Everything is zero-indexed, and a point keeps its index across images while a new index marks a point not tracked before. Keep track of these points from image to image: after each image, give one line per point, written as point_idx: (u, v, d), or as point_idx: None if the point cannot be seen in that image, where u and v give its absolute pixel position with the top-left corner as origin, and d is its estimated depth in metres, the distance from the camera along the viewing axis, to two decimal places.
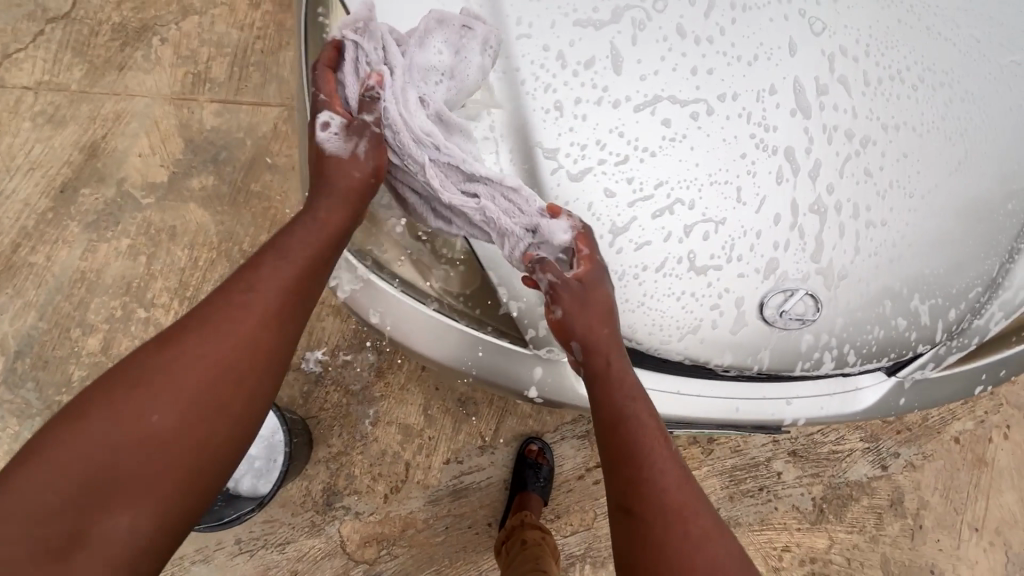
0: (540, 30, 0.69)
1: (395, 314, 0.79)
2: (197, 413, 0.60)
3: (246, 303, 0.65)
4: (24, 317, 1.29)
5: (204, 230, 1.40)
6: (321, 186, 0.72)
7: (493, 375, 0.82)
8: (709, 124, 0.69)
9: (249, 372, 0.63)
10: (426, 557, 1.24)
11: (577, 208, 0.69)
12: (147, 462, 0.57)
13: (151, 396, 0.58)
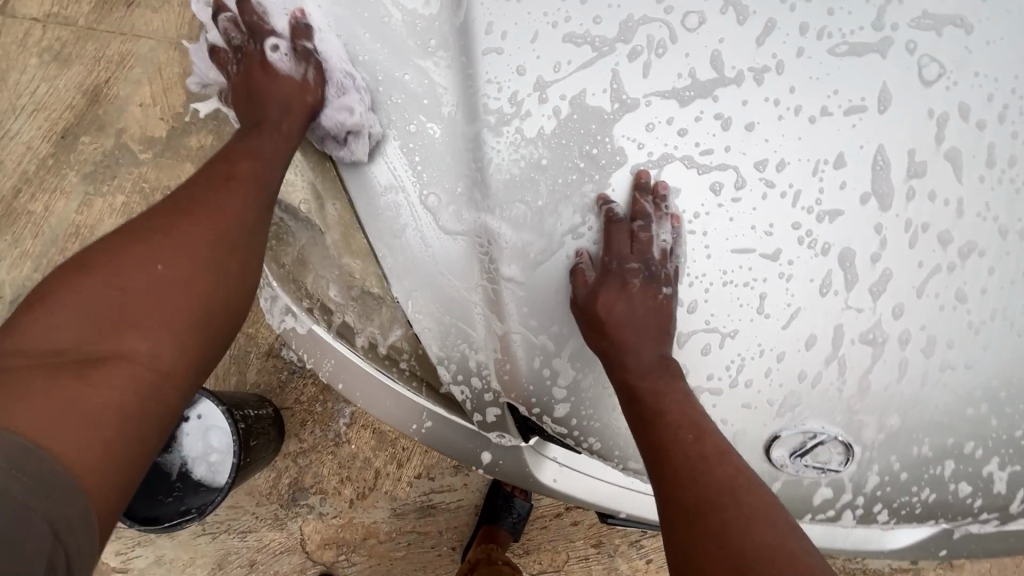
0: (514, 43, 0.49)
1: (335, 364, 0.69)
2: (204, 266, 0.58)
3: (224, 183, 0.64)
4: (21, 267, 1.28)
5: None
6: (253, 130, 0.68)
7: (443, 444, 0.70)
8: (735, 202, 0.49)
9: (249, 237, 0.62)
10: (384, 568, 1.20)
11: (541, 295, 0.54)
12: (165, 305, 0.55)
13: (156, 252, 0.56)
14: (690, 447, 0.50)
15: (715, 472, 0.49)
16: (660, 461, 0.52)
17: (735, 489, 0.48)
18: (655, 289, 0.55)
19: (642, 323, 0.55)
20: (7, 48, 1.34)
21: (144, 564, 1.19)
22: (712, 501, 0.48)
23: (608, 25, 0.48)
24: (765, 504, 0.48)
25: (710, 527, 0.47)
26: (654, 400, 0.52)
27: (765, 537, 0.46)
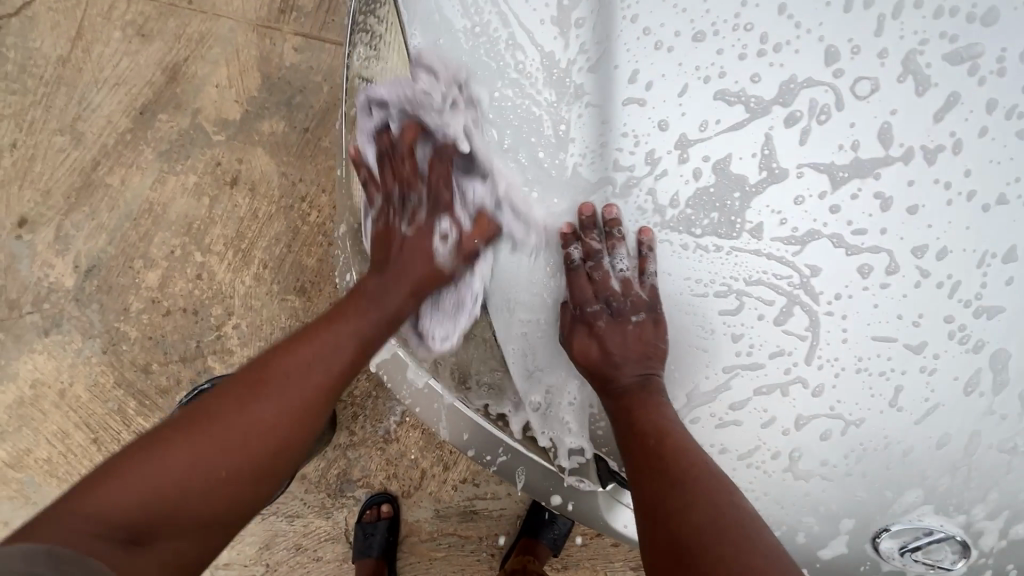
0: (661, 97, 0.47)
1: (424, 386, 0.71)
2: (269, 438, 0.64)
3: (337, 328, 0.69)
4: (96, 239, 1.32)
5: (268, 180, 1.32)
6: (378, 273, 0.69)
7: (518, 476, 0.70)
8: (885, 287, 0.46)
9: (318, 426, 0.68)
10: (424, 566, 1.23)
11: None
12: (238, 477, 0.62)
13: (255, 410, 0.63)
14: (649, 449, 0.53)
15: (670, 468, 0.52)
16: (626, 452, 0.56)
17: (682, 482, 0.51)
18: (626, 320, 0.60)
19: (620, 349, 0.60)
20: (92, 19, 1.36)
21: None
22: (664, 492, 0.53)
23: (765, 84, 0.46)
24: (719, 488, 0.50)
25: (658, 513, 0.53)
26: (624, 413, 0.57)
27: (698, 520, 0.50)
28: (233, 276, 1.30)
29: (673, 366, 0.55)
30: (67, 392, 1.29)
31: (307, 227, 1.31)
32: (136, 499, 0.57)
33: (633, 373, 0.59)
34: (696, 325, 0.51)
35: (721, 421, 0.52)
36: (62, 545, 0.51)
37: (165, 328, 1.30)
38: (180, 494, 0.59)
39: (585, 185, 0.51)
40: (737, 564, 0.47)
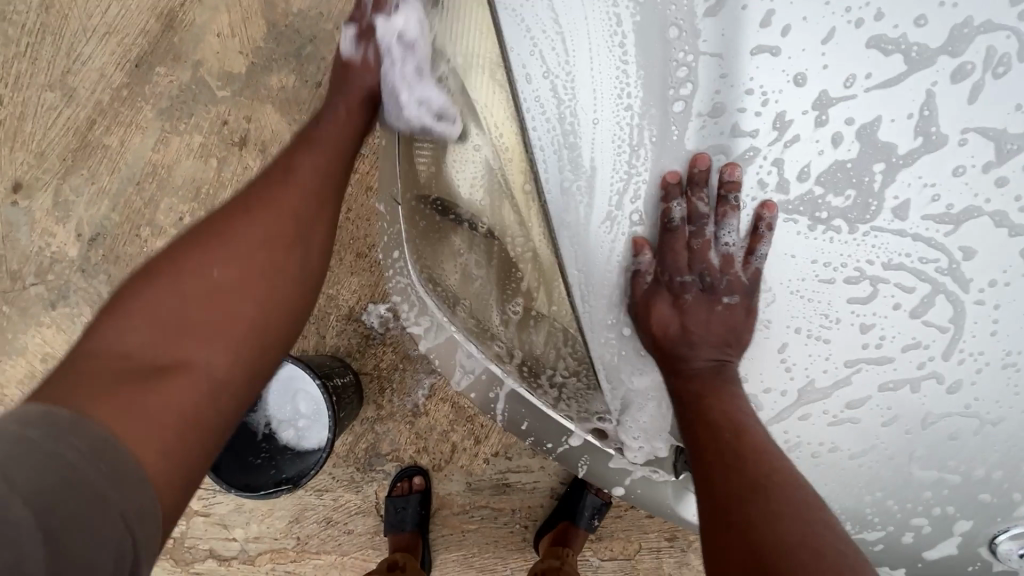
0: (812, 49, 0.49)
1: (481, 377, 0.68)
2: (258, 258, 0.61)
3: (281, 180, 0.68)
4: (98, 205, 1.24)
5: (279, 140, 1.23)
6: (306, 145, 0.73)
7: (581, 467, 0.67)
8: (985, 270, 0.52)
9: (309, 243, 0.66)
10: (457, 538, 1.21)
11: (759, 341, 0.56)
12: (232, 309, 0.58)
13: (224, 246, 0.61)
14: (728, 443, 0.54)
15: (749, 468, 0.53)
16: (698, 454, 0.57)
17: (764, 485, 0.51)
18: (718, 300, 0.59)
19: (703, 327, 0.60)
20: None
21: (224, 511, 1.21)
22: (742, 495, 0.52)
23: (899, 55, 0.49)
24: (804, 503, 0.50)
25: (733, 520, 0.51)
26: (695, 399, 0.58)
27: (783, 529, 0.48)
28: None
29: (753, 356, 0.57)
30: None
31: None
32: (125, 355, 0.53)
33: (711, 355, 0.59)
34: (817, 313, 0.53)
35: (836, 415, 0.55)
36: (61, 407, 0.47)
37: None
38: (168, 340, 0.55)
39: (715, 168, 0.53)
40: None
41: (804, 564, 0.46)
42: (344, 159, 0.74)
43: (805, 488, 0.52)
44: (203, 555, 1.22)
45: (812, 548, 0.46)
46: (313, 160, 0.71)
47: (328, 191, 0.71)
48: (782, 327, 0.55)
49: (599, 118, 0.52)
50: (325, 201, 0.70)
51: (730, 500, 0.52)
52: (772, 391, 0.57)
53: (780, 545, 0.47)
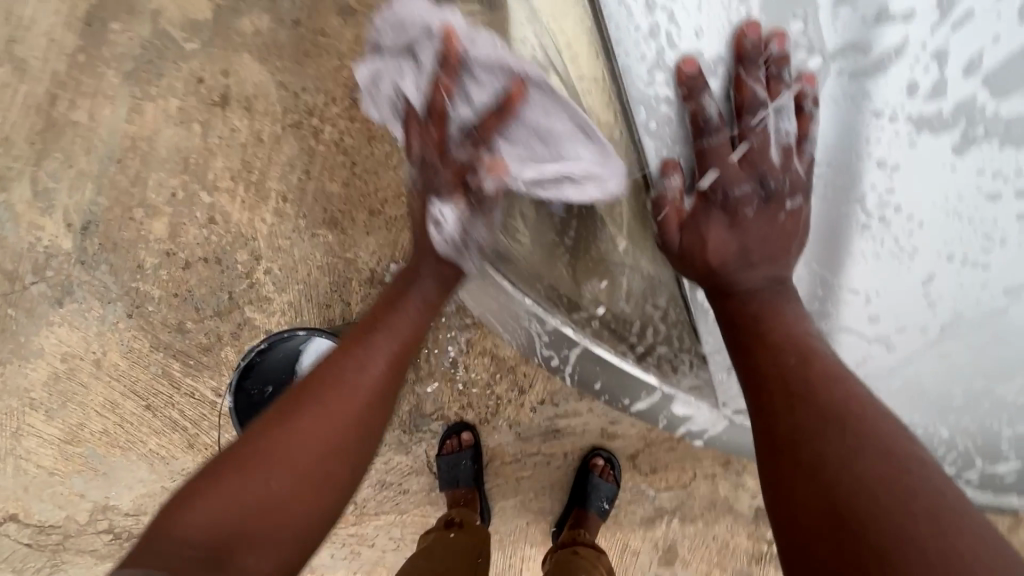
0: None
1: (550, 335, 0.62)
2: (317, 472, 0.61)
3: (352, 368, 0.68)
4: (81, 190, 1.13)
5: (265, 94, 1.10)
6: (382, 325, 0.71)
7: (663, 418, 0.63)
8: None
9: (363, 446, 0.66)
10: (511, 486, 1.22)
11: (904, 268, 0.49)
12: (292, 516, 0.59)
13: (283, 453, 0.60)
14: (793, 369, 0.50)
15: (819, 397, 0.49)
16: (755, 387, 0.52)
17: (840, 419, 0.47)
18: (780, 206, 0.53)
19: (759, 244, 0.54)
20: None
21: None
22: (813, 429, 0.48)
23: None
24: (886, 436, 0.46)
25: (803, 457, 0.47)
26: (753, 320, 0.53)
27: (864, 470, 0.44)
28: (251, 215, 1.14)
29: (889, 290, 0.50)
30: (103, 361, 1.19)
31: (323, 145, 1.11)
32: (194, 538, 0.53)
33: (766, 274, 0.54)
34: (978, 232, 0.48)
35: (981, 348, 0.51)
36: None
37: (190, 283, 1.16)
38: (234, 536, 0.55)
39: (852, 70, 0.48)
40: (924, 538, 0.39)
41: (888, 510, 0.41)
42: (412, 346, 0.73)
43: (887, 416, 0.47)
44: None
45: (899, 490, 0.42)
46: (374, 370, 0.68)
47: (391, 383, 0.70)
48: (932, 253, 0.49)
49: (704, 26, 0.49)
50: (382, 399, 0.68)
51: (800, 437, 0.48)
52: (906, 330, 0.51)
53: (860, 487, 0.43)
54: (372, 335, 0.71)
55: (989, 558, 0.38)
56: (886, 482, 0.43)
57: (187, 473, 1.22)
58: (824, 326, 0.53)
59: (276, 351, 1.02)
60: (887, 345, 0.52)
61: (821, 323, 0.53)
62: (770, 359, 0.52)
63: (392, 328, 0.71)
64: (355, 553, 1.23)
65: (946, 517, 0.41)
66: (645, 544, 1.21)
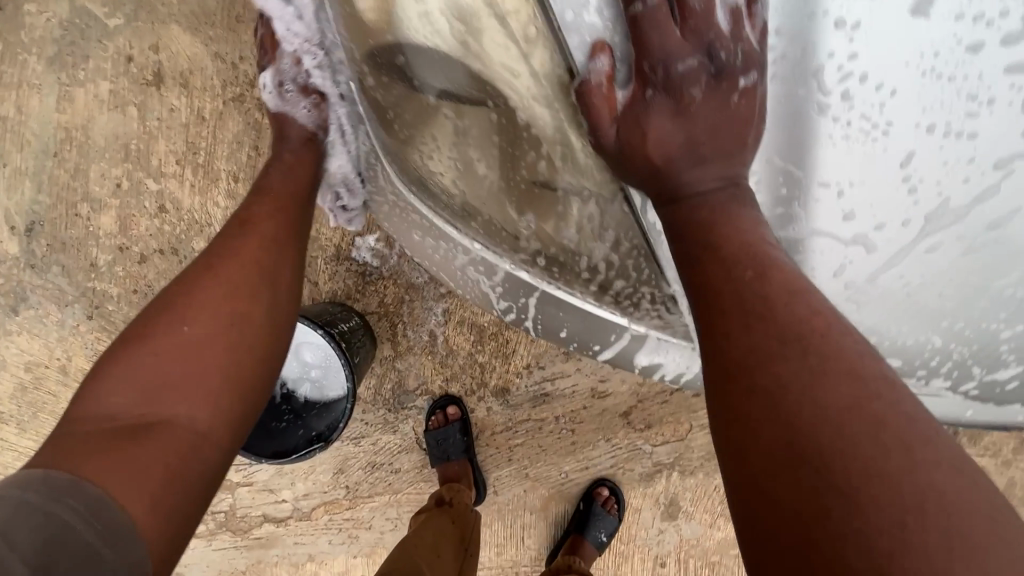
0: None
1: (505, 283, 0.56)
2: (227, 312, 0.62)
3: (241, 223, 0.71)
4: (21, 189, 1.07)
5: (201, 67, 1.03)
6: (259, 191, 0.75)
7: (636, 365, 0.58)
8: None
9: (275, 287, 0.68)
10: (504, 456, 1.19)
11: (877, 150, 0.41)
12: (200, 365, 0.58)
13: (185, 304, 0.61)
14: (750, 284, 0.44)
15: (779, 317, 0.43)
16: (708, 306, 0.46)
17: (805, 344, 0.42)
18: (733, 84, 0.43)
19: (709, 135, 0.45)
20: None
21: (266, 477, 1.19)
22: (775, 354, 0.43)
23: None
24: (853, 357, 0.42)
25: (759, 385, 0.43)
26: (705, 229, 0.46)
27: (834, 401, 0.40)
28: (202, 199, 1.08)
29: (858, 181, 0.42)
30: (69, 367, 1.14)
31: (269, 117, 1.04)
32: (111, 415, 0.54)
33: (718, 172, 0.45)
34: (960, 95, 0.40)
35: (972, 242, 0.43)
36: (48, 471, 0.48)
37: (148, 277, 1.10)
38: (155, 392, 0.56)
39: None
40: (900, 479, 0.37)
41: (855, 439, 0.39)
42: (300, 202, 0.77)
43: (853, 334, 0.43)
44: (257, 521, 1.21)
45: (870, 422, 0.39)
46: (262, 223, 0.71)
47: (286, 232, 0.73)
48: (908, 128, 0.40)
49: None
50: (281, 243, 0.71)
51: (760, 361, 0.43)
52: (885, 226, 0.43)
53: (827, 418, 0.40)
54: (254, 204, 0.73)
55: (955, 485, 0.37)
56: (851, 410, 0.40)
57: None
58: (791, 233, 0.45)
59: None
60: (866, 247, 0.44)
61: (787, 231, 0.45)
62: (726, 271, 0.45)
63: (274, 195, 0.75)
64: (354, 537, 1.20)
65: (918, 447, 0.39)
66: (646, 500, 1.19)
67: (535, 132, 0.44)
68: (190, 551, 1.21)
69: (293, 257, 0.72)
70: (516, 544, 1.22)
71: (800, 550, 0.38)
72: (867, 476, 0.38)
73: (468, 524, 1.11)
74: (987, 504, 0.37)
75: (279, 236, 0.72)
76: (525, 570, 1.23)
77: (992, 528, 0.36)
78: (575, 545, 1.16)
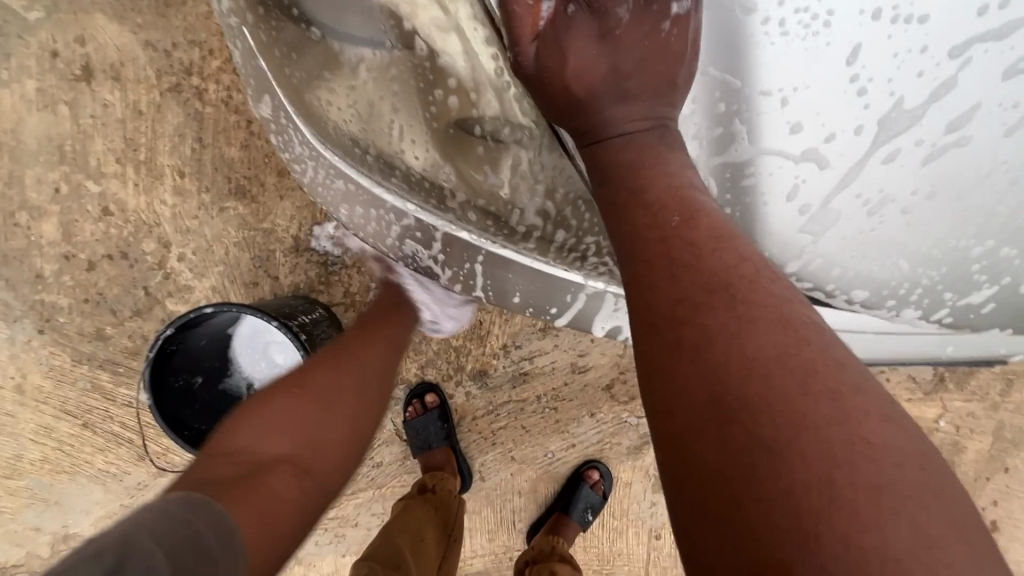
0: None
1: (446, 250, 0.50)
2: (338, 383, 0.71)
3: (373, 327, 0.83)
4: None
5: (132, 57, 0.97)
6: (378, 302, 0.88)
7: (596, 323, 0.54)
8: None
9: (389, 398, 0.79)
10: (487, 440, 1.16)
11: (819, 47, 0.37)
12: (305, 416, 0.65)
13: (323, 371, 0.70)
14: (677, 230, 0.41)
15: (707, 263, 0.40)
16: (632, 251, 0.42)
17: (732, 290, 0.39)
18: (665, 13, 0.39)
19: (638, 68, 0.42)
20: None
21: None
22: (700, 303, 0.39)
23: None
24: (780, 301, 0.39)
25: (685, 338, 0.39)
26: (632, 169, 0.42)
27: (760, 350, 0.37)
28: (148, 198, 1.02)
29: (803, 85, 0.37)
30: (25, 386, 1.09)
31: (210, 106, 0.99)
32: (239, 452, 0.59)
33: (648, 111, 0.42)
34: None
35: (933, 148, 0.38)
36: (186, 492, 0.51)
37: (99, 285, 1.05)
38: (290, 444, 0.62)
39: None
40: (828, 428, 0.35)
41: (785, 392, 0.36)
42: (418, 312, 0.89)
43: (781, 278, 0.40)
44: None
45: (796, 370, 0.36)
46: (388, 329, 0.84)
47: (396, 333, 0.85)
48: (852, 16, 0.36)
49: None
50: (393, 356, 0.82)
51: (682, 316, 0.39)
52: (836, 137, 0.38)
53: (755, 370, 0.36)
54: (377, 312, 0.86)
55: (888, 436, 0.35)
56: (779, 359, 0.37)
57: (145, 486, 1.14)
58: (734, 154, 0.41)
59: (195, 336, 0.90)
60: (818, 162, 0.39)
61: (728, 152, 0.41)
62: (663, 221, 0.42)
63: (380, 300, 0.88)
64: (341, 536, 1.17)
65: (846, 394, 0.36)
66: (636, 473, 1.18)
67: (442, 62, 0.40)
68: None
69: (393, 368, 0.82)
70: (508, 529, 1.20)
71: (724, 517, 0.34)
72: (797, 432, 0.34)
73: (452, 513, 1.09)
74: (917, 454, 0.35)
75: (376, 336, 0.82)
76: None
77: (922, 480, 0.34)
78: (559, 523, 1.14)
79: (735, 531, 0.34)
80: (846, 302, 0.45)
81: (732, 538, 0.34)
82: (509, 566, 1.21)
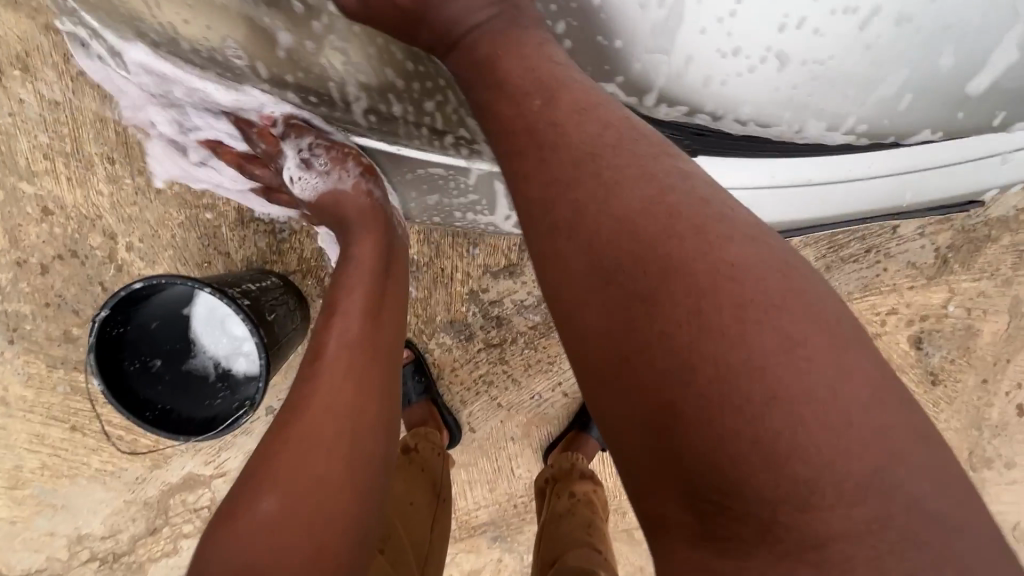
0: None
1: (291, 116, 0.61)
2: (346, 434, 0.62)
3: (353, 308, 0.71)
4: None
5: (37, 46, 0.94)
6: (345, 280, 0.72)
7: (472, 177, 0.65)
8: None
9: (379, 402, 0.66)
10: (471, 391, 1.13)
11: None
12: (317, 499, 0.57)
13: (314, 420, 0.61)
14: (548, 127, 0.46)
15: (573, 139, 0.45)
16: (507, 146, 0.48)
17: (600, 158, 0.44)
18: None
19: None
20: None
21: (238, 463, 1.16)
22: (575, 177, 0.44)
23: None
24: (645, 157, 0.44)
25: (570, 213, 0.44)
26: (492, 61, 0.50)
27: (632, 205, 0.42)
28: (84, 191, 1.00)
29: None
30: (9, 397, 1.10)
31: None
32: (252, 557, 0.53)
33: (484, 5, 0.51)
34: None
35: None
36: None
37: (57, 287, 1.04)
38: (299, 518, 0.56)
39: None
40: (694, 258, 0.40)
41: (654, 235, 0.41)
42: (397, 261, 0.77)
43: (646, 134, 0.45)
44: None
45: (663, 213, 0.41)
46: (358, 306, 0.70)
47: (379, 314, 0.72)
48: None
49: None
50: (375, 341, 0.70)
51: (562, 190, 0.45)
52: None
53: (627, 220, 0.42)
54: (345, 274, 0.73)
55: (755, 257, 0.40)
56: (648, 209, 0.42)
57: (143, 479, 1.16)
58: None
59: (152, 307, 0.90)
60: None
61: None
62: (540, 119, 0.47)
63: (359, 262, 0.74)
64: None
65: (708, 225, 0.41)
66: None
67: None
68: (185, 552, 1.19)
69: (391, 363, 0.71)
70: (507, 477, 1.17)
71: (627, 356, 0.40)
72: (671, 270, 0.40)
73: (438, 473, 1.06)
74: (785, 269, 0.41)
75: (389, 260, 0.76)
76: (524, 501, 1.19)
77: (792, 294, 0.40)
78: (574, 441, 1.12)
79: (637, 363, 0.39)
80: (737, 122, 0.46)
81: (636, 369, 0.39)
82: (514, 514, 1.19)
